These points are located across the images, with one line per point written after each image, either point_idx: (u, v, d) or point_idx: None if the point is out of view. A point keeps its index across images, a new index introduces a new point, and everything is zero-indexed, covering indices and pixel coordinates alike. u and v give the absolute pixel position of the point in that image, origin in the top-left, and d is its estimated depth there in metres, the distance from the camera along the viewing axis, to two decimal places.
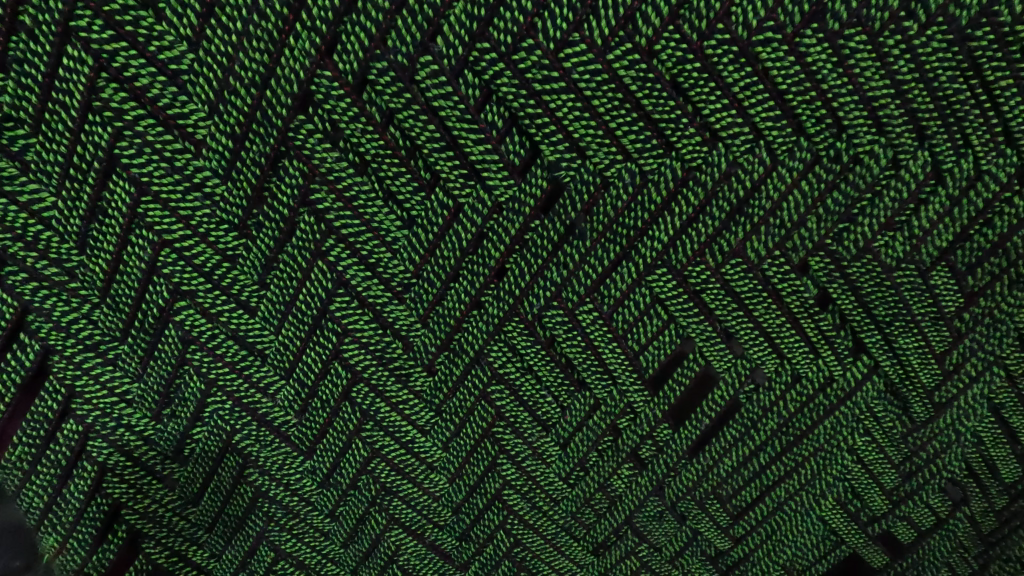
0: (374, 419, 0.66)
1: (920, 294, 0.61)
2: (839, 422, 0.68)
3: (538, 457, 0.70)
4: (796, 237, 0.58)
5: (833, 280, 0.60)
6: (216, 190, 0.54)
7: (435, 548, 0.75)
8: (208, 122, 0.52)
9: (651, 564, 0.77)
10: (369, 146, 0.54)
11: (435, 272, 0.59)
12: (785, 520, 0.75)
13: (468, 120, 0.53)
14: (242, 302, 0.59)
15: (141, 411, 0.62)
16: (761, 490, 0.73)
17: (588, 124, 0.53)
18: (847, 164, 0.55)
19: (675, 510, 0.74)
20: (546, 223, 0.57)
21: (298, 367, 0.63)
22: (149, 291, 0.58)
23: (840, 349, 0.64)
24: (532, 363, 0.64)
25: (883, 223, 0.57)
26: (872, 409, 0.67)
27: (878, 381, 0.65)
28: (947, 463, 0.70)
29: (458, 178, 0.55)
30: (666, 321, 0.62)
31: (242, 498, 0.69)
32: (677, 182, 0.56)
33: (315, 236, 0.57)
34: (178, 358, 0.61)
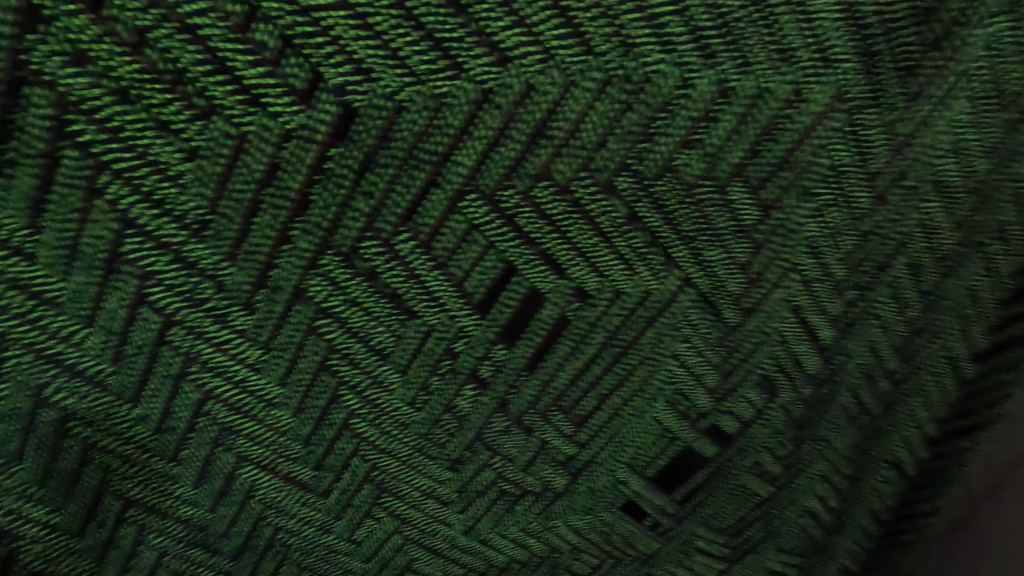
0: (198, 362, 0.57)
1: (719, 207, 0.60)
2: (660, 335, 0.67)
3: (383, 389, 0.63)
4: (602, 156, 0.54)
5: (637, 199, 0.57)
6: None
7: (289, 491, 0.69)
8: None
9: (503, 477, 0.75)
10: (64, 40, 0.40)
11: (233, 206, 0.48)
12: (623, 428, 0.75)
13: (208, 7, 0.41)
14: (10, 249, 0.46)
15: None
16: (611, 414, 0.73)
17: (365, 39, 0.44)
18: (633, 83, 0.52)
19: (535, 439, 0.72)
20: (339, 147, 0.47)
21: (97, 317, 0.52)
22: None
23: (663, 262, 0.61)
24: (356, 296, 0.56)
25: (682, 138, 0.56)
26: (688, 317, 0.66)
27: (693, 290, 0.64)
28: (760, 357, 0.72)
29: (237, 105, 0.44)
30: (487, 248, 0.56)
31: (62, 464, 0.60)
32: (473, 104, 0.49)
33: (33, 157, 0.43)
34: None
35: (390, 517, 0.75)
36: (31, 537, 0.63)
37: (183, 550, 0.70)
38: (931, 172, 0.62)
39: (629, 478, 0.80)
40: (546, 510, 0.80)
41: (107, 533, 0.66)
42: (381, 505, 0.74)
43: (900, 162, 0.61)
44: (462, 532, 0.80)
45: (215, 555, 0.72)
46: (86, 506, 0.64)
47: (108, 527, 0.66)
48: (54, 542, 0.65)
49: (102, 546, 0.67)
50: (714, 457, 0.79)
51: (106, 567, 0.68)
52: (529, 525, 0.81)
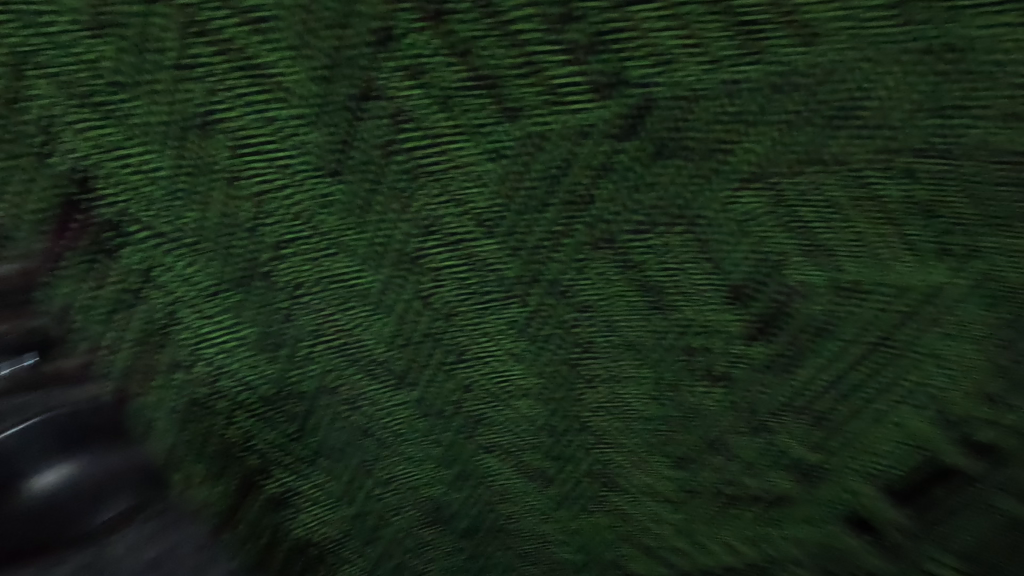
0: (467, 351, 0.60)
1: None
2: (935, 346, 0.58)
3: (626, 382, 0.63)
4: (903, 140, 0.48)
5: (955, 199, 0.50)
6: (306, 134, 0.47)
7: (518, 479, 0.71)
8: (296, 67, 0.45)
9: (738, 481, 0.71)
10: (449, 85, 0.45)
11: (524, 201, 0.51)
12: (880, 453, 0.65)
13: (670, 31, 0.44)
14: (338, 248, 0.52)
15: (253, 355, 0.59)
16: (868, 427, 0.64)
17: (673, 36, 0.44)
18: (954, 54, 0.45)
19: (794, 464, 0.67)
20: (633, 145, 0.48)
21: (393, 306, 0.56)
22: (251, 244, 0.52)
23: (963, 261, 0.53)
24: (619, 291, 0.56)
25: (1003, 115, 0.47)
26: (982, 320, 0.56)
27: (991, 290, 0.54)
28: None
29: (543, 104, 0.46)
30: (756, 239, 0.53)
31: (343, 440, 0.66)
32: (768, 90, 0.46)
33: (405, 170, 0.49)
34: (282, 304, 0.56)
35: (611, 514, 0.75)
36: (298, 508, 0.70)
37: (419, 527, 0.75)
38: None
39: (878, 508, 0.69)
40: (776, 527, 0.73)
41: (372, 506, 0.71)
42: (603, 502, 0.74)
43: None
44: (681, 537, 0.78)
45: (449, 534, 0.76)
46: (337, 471, 0.69)
47: (348, 488, 0.70)
48: (315, 500, 0.70)
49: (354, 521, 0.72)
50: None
51: (356, 538, 0.75)
52: (755, 540, 0.75)
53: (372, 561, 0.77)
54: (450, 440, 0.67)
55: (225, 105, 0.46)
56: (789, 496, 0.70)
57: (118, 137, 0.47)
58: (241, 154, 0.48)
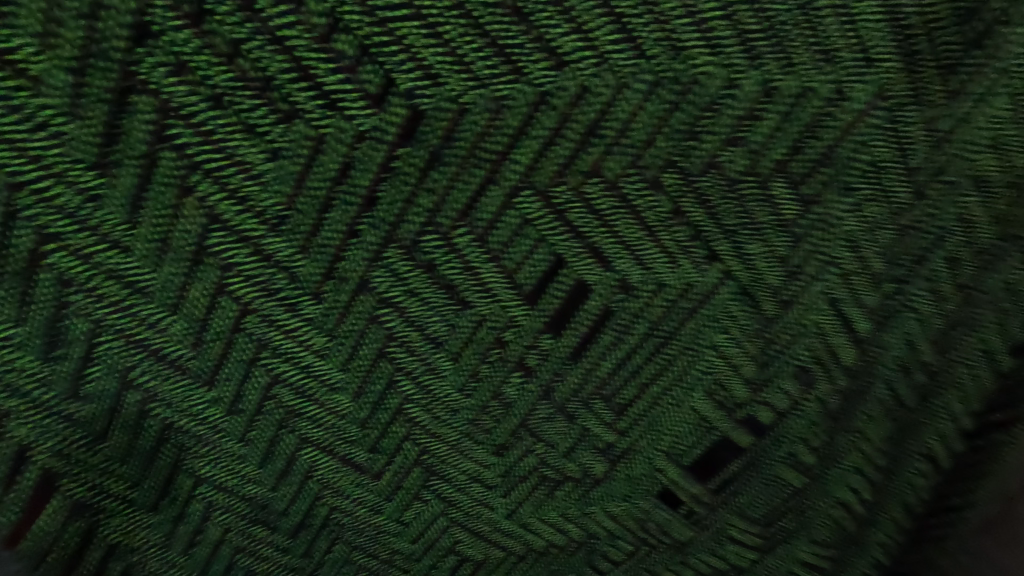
0: (270, 348, 0.60)
1: (764, 205, 0.60)
2: (695, 333, 0.69)
3: (434, 373, 0.66)
4: (653, 156, 0.56)
5: (696, 209, 0.59)
6: (65, 124, 0.46)
7: (339, 471, 0.73)
8: (41, 55, 0.43)
9: (549, 461, 0.78)
10: (218, 83, 0.46)
11: (309, 203, 0.52)
12: (657, 416, 0.76)
13: (432, 44, 0.47)
14: (113, 242, 0.51)
15: (23, 355, 0.56)
16: (649, 401, 0.75)
17: (435, 48, 0.48)
18: (686, 84, 0.53)
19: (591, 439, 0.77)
20: (410, 152, 0.51)
21: (184, 302, 0.56)
22: (4, 240, 0.49)
23: (708, 259, 0.63)
24: (417, 286, 0.59)
25: (725, 139, 0.56)
26: (729, 310, 0.68)
27: (732, 284, 0.65)
28: (793, 350, 0.71)
29: (315, 108, 0.48)
30: (537, 242, 0.59)
31: (142, 442, 0.64)
32: (531, 106, 0.51)
33: (183, 170, 0.49)
34: (53, 301, 0.53)
35: (438, 500, 0.79)
36: (110, 511, 0.68)
37: (241, 528, 0.74)
38: (967, 217, 0.64)
39: (662, 464, 0.80)
40: (584, 497, 0.81)
41: (191, 502, 0.70)
42: (428, 486, 0.77)
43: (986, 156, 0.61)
44: (508, 521, 0.82)
45: (273, 532, 0.76)
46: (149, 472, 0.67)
47: (163, 488, 0.68)
48: (130, 500, 0.68)
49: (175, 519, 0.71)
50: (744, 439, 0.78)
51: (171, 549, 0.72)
52: (570, 514, 0.82)
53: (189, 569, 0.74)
54: (261, 436, 0.67)
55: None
56: (589, 466, 0.79)
57: None
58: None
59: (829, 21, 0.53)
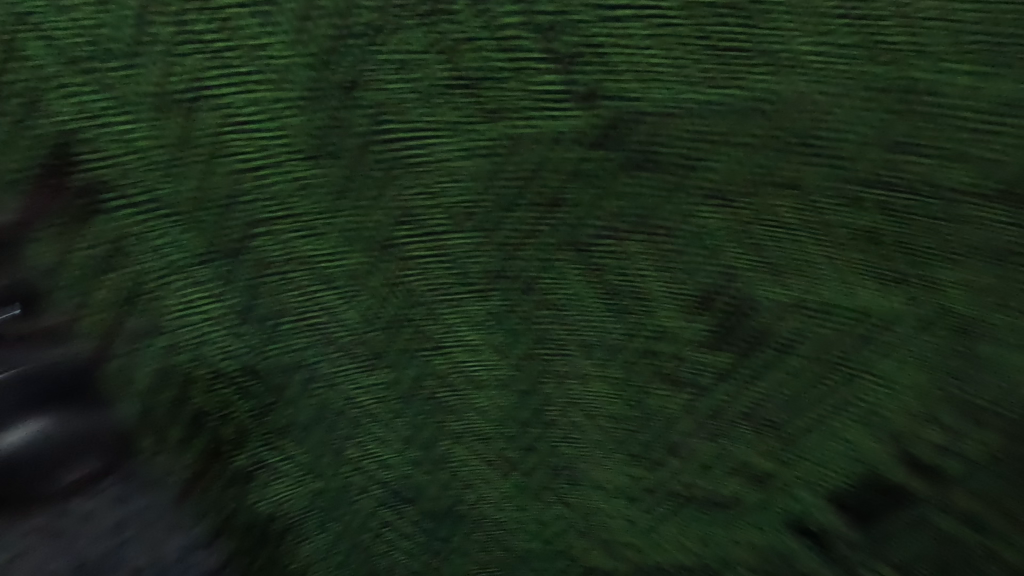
0: (432, 339, 0.62)
1: (983, 230, 0.54)
2: (872, 360, 0.61)
3: (581, 377, 0.66)
4: (857, 167, 0.53)
5: (891, 228, 0.55)
6: (293, 118, 0.52)
7: (475, 467, 0.73)
8: (294, 56, 0.51)
9: (693, 487, 0.71)
10: (442, 84, 0.51)
11: (497, 200, 0.55)
12: (811, 449, 0.66)
13: (645, 53, 0.50)
14: (315, 229, 0.56)
15: (222, 327, 0.61)
16: (807, 428, 0.65)
17: (648, 57, 0.51)
18: (904, 97, 0.51)
19: (743, 468, 0.69)
20: (602, 154, 0.53)
21: (366, 287, 0.59)
22: (228, 220, 0.56)
23: (898, 286, 0.57)
24: (580, 291, 0.59)
25: (946, 156, 0.52)
26: (917, 342, 0.59)
27: (924, 315, 0.58)
28: (981, 373, 0.59)
29: (520, 110, 0.52)
30: (711, 253, 0.57)
31: (300, 418, 0.67)
32: (730, 116, 0.52)
33: (389, 161, 0.53)
34: (255, 279, 0.58)
35: (563, 509, 0.76)
36: (263, 484, 0.71)
37: (371, 513, 0.75)
38: None
39: (817, 503, 0.68)
40: (721, 531, 0.72)
41: (334, 481, 0.72)
42: (556, 493, 0.74)
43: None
44: (635, 546, 0.75)
45: (403, 525, 0.76)
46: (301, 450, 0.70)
47: (309, 467, 0.71)
48: (278, 477, 0.71)
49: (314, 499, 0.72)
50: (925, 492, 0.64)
51: (304, 525, 0.73)
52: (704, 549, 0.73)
53: (316, 548, 0.75)
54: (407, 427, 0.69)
55: (215, 82, 0.52)
56: (734, 497, 0.70)
57: (110, 108, 0.53)
58: (227, 133, 0.53)
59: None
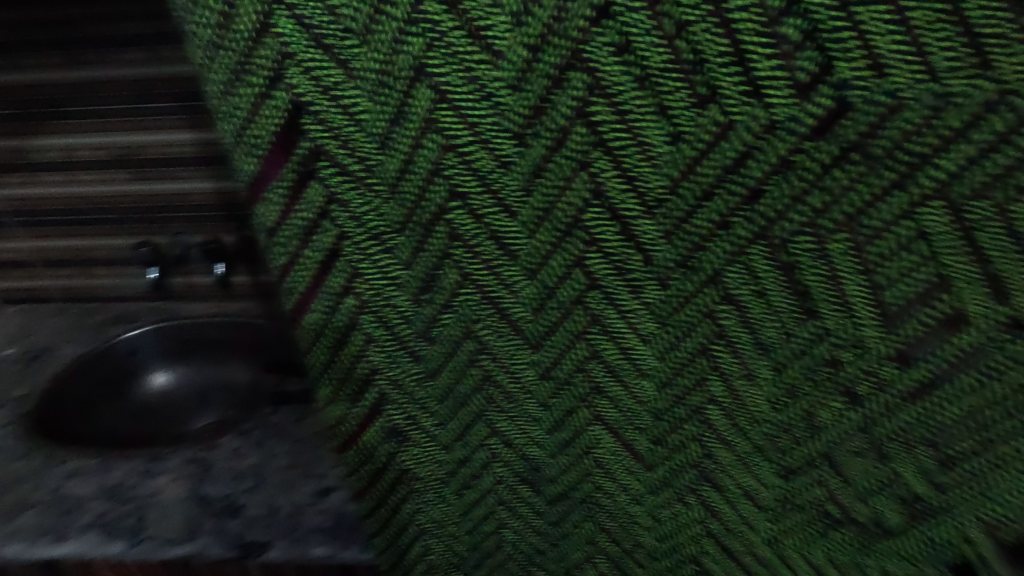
0: (601, 323, 0.64)
1: None
2: None
3: (750, 382, 0.63)
4: None
5: None
6: (504, 98, 0.55)
7: (617, 456, 0.73)
8: (514, 33, 0.52)
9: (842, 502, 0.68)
10: (659, 64, 0.50)
11: (693, 189, 0.54)
12: (997, 482, 0.60)
13: (893, 32, 0.45)
14: (505, 205, 0.60)
15: (406, 292, 0.67)
16: (991, 459, 0.59)
17: (897, 37, 0.45)
18: None
19: (909, 496, 0.64)
20: (820, 145, 0.50)
21: (546, 265, 0.62)
22: (428, 193, 0.61)
23: None
24: (768, 288, 0.57)
25: None
26: None
27: None
28: None
29: (737, 94, 0.50)
30: (926, 260, 0.52)
31: (461, 387, 0.73)
32: (984, 106, 0.45)
33: (585, 145, 0.55)
34: (441, 251, 0.64)
35: (700, 510, 0.75)
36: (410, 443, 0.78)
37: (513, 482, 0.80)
38: None
39: (981, 535, 0.63)
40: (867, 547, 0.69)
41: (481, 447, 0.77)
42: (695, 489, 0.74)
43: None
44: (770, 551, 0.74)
45: (536, 498, 0.80)
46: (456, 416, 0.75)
47: (460, 432, 0.76)
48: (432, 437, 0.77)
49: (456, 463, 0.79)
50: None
51: (449, 482, 0.81)
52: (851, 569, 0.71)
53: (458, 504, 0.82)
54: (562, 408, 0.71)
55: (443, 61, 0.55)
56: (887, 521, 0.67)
57: (337, 82, 0.58)
58: (441, 109, 0.57)
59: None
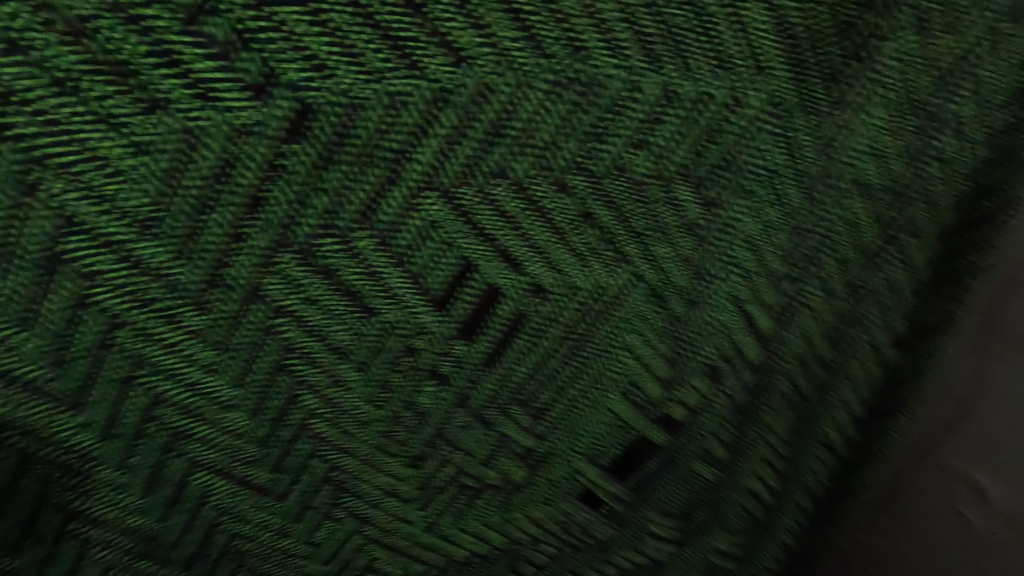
0: (148, 366, 0.54)
1: (665, 206, 0.61)
2: (608, 330, 0.68)
3: (340, 385, 0.63)
4: (571, 159, 0.55)
5: (598, 206, 0.59)
6: None
7: (236, 494, 0.67)
8: None
9: (466, 471, 0.74)
10: (74, 69, 0.43)
11: (183, 205, 0.48)
12: (578, 414, 0.74)
13: (320, 38, 0.46)
14: None
15: None
16: (573, 402, 0.73)
17: (321, 40, 0.45)
18: (591, 86, 0.52)
19: (512, 448, 0.74)
20: (297, 147, 0.48)
21: (42, 316, 0.50)
22: None
23: (616, 259, 0.63)
24: (315, 294, 0.56)
25: (629, 142, 0.56)
26: (639, 311, 0.67)
27: (641, 285, 0.66)
28: (692, 326, 0.69)
29: (187, 98, 0.44)
30: (446, 246, 0.57)
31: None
32: (429, 103, 0.49)
33: (15, 169, 0.44)
34: None
35: (350, 519, 0.73)
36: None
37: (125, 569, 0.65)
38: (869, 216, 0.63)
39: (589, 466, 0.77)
40: (505, 504, 0.77)
41: (56, 543, 0.62)
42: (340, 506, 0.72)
43: (896, 156, 0.61)
44: (423, 529, 0.77)
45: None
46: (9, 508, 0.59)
47: (21, 530, 0.60)
48: None
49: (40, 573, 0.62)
50: (650, 437, 0.75)
51: None
52: (490, 520, 0.78)
53: None
54: (147, 463, 0.61)
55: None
56: (509, 474, 0.76)
57: None
58: None
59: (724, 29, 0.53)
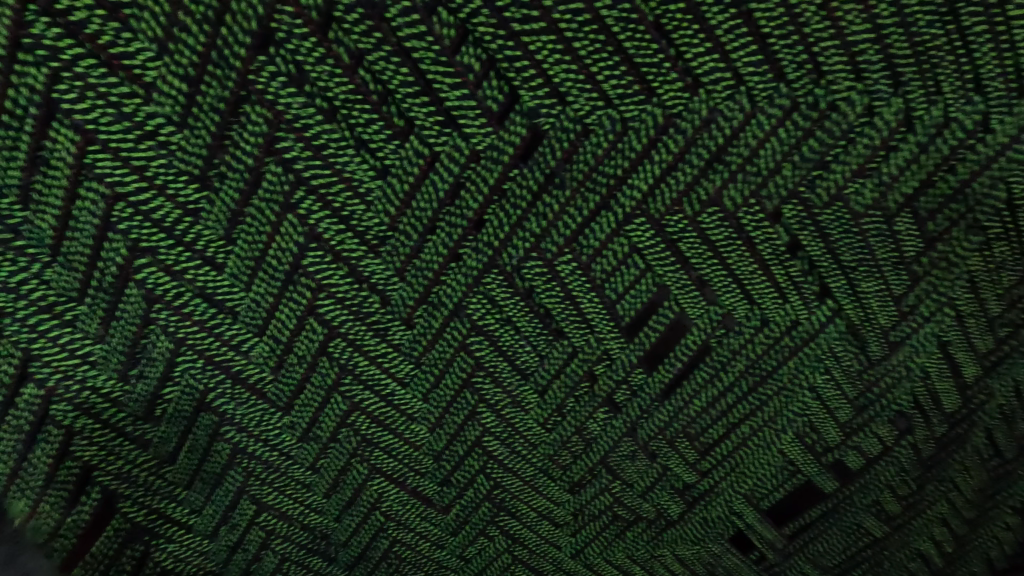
0: (353, 373, 0.58)
1: (883, 240, 0.55)
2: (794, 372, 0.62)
3: (519, 406, 0.63)
4: (789, 187, 0.52)
5: (812, 240, 0.55)
6: (173, 137, 0.44)
7: (404, 504, 0.68)
8: (158, 62, 0.41)
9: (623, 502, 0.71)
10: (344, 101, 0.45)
11: (412, 223, 0.51)
12: (748, 451, 0.68)
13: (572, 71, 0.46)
14: (207, 259, 0.50)
15: (105, 372, 0.53)
16: (742, 443, 0.68)
17: (568, 68, 0.45)
18: (822, 112, 0.49)
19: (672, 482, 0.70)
20: (525, 172, 0.49)
21: (271, 325, 0.54)
22: (102, 253, 0.47)
23: (818, 296, 0.58)
24: (511, 315, 0.56)
25: (855, 170, 0.51)
26: (833, 350, 0.61)
27: (841, 322, 0.59)
28: (892, 371, 0.62)
29: (435, 126, 0.47)
30: (643, 271, 0.55)
31: (214, 465, 0.61)
32: (657, 129, 0.49)
33: (283, 188, 0.48)
34: (142, 318, 0.51)
35: (503, 537, 0.72)
36: (170, 535, 0.63)
37: (303, 556, 0.69)
38: None
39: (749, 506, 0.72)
40: (656, 539, 0.74)
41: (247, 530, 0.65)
42: (503, 521, 0.71)
43: None
44: (569, 555, 0.75)
45: (331, 564, 0.70)
46: (213, 490, 0.62)
47: (221, 512, 0.64)
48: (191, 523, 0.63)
49: (234, 550, 0.66)
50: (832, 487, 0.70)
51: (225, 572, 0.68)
52: (637, 551, 0.75)
53: None
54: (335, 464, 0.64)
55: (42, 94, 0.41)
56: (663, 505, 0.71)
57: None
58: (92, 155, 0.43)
59: (989, 48, 0.46)
